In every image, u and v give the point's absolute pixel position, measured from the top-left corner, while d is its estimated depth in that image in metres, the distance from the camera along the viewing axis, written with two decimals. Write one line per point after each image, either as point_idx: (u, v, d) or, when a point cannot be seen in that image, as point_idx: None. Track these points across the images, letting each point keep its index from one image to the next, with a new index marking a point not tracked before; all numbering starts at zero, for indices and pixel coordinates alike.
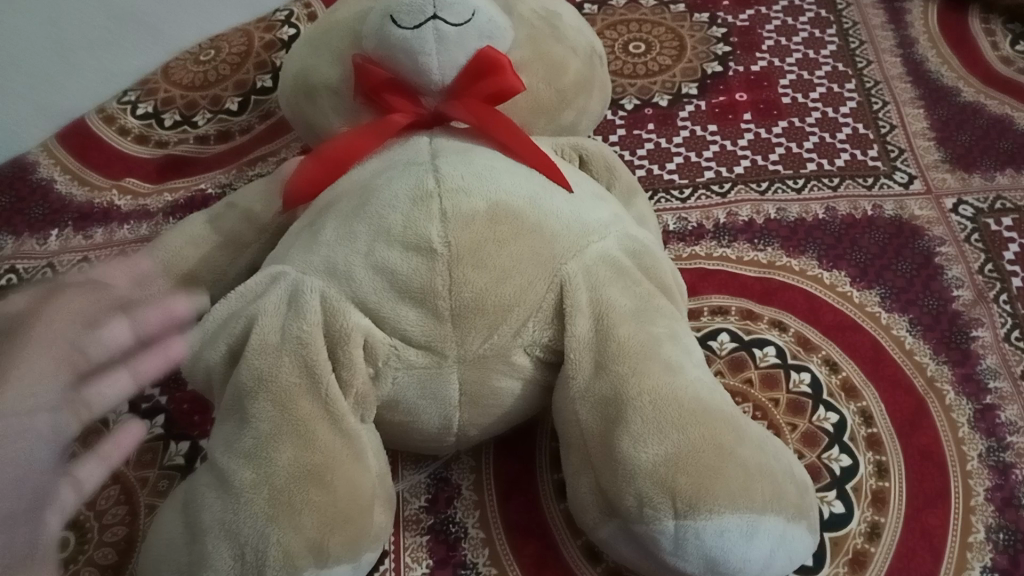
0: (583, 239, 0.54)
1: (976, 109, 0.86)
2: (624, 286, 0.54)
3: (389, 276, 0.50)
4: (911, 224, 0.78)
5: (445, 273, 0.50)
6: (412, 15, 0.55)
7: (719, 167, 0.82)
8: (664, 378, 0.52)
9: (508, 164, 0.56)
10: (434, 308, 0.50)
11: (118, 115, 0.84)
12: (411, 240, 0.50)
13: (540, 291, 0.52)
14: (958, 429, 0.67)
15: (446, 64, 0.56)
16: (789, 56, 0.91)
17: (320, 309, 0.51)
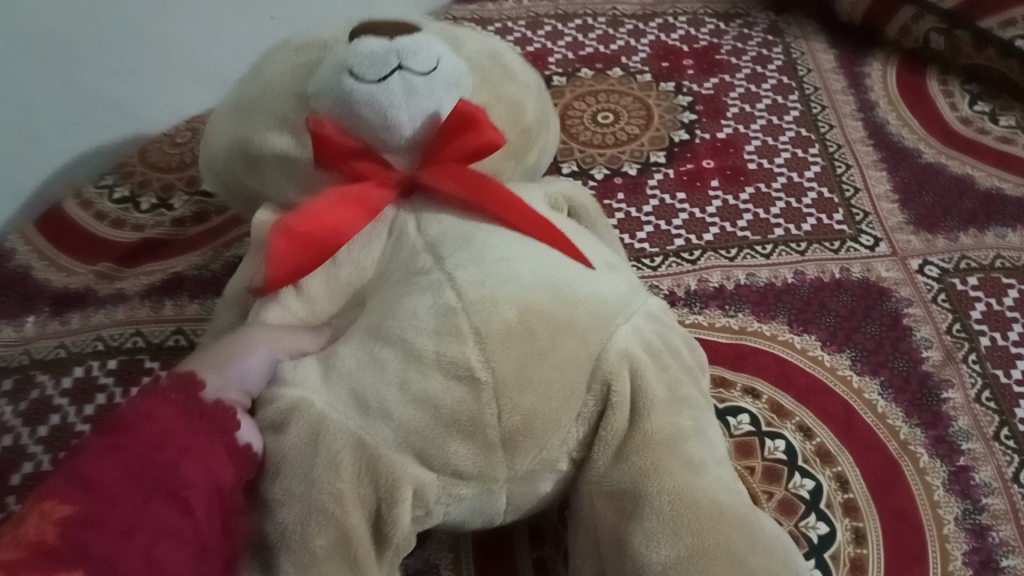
0: (613, 323, 0.50)
1: (936, 168, 0.90)
2: (659, 386, 0.50)
3: (432, 410, 0.46)
4: (878, 286, 0.80)
5: (493, 402, 0.46)
6: (375, 68, 0.50)
7: (689, 235, 0.84)
8: (689, 476, 0.49)
9: (516, 241, 0.51)
10: (478, 434, 0.46)
11: (94, 199, 0.85)
12: (450, 366, 0.46)
13: (572, 409, 0.48)
14: (933, 492, 0.68)
15: (418, 116, 0.51)
16: (752, 123, 0.95)
17: (347, 451, 0.46)
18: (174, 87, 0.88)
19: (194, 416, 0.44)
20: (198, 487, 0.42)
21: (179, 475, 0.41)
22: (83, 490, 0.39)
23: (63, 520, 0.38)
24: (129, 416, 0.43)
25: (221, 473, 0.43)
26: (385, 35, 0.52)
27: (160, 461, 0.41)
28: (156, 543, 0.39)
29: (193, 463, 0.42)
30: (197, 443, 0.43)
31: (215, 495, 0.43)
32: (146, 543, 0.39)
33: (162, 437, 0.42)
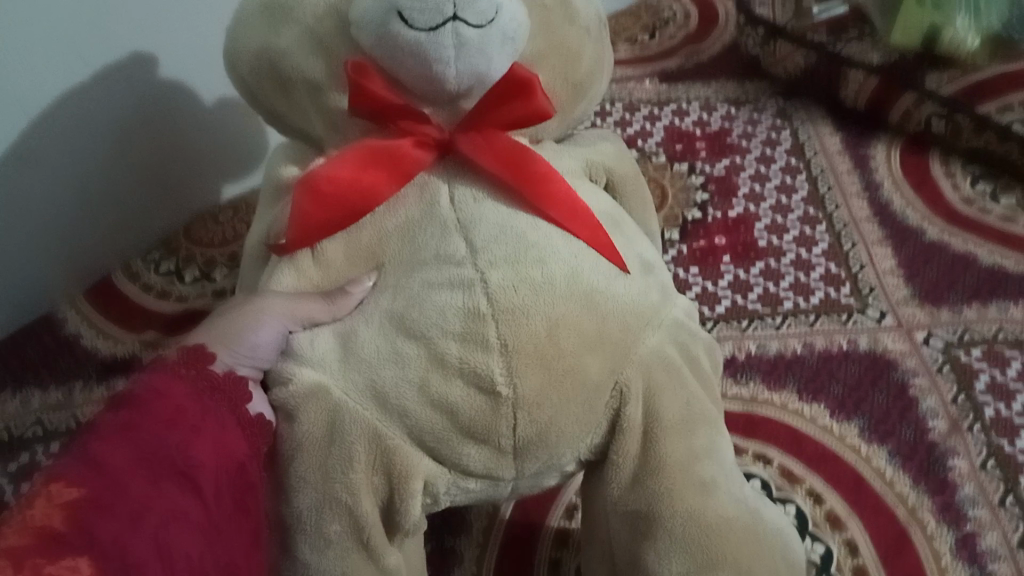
0: (637, 336, 0.52)
1: (941, 246, 0.91)
2: (668, 399, 0.52)
3: (450, 416, 0.48)
4: (884, 357, 0.82)
5: (510, 413, 0.49)
6: (427, 15, 0.49)
7: (700, 306, 0.87)
8: (693, 495, 0.52)
9: (545, 227, 0.52)
10: (493, 443, 0.49)
11: (142, 273, 0.89)
12: (470, 374, 0.48)
13: (588, 421, 0.51)
14: (941, 557, 0.69)
15: (465, 70, 0.51)
16: (762, 202, 0.97)
17: (365, 449, 0.48)
18: (206, 141, 0.89)
19: (206, 391, 0.47)
20: (207, 467, 0.44)
21: (188, 455, 0.44)
22: (94, 472, 0.41)
23: (70, 503, 0.40)
24: (144, 389, 0.45)
25: (233, 449, 0.46)
26: None
27: (170, 440, 0.43)
28: (166, 523, 0.41)
29: (203, 443, 0.45)
30: (208, 424, 0.46)
31: (226, 472, 0.45)
32: (156, 523, 0.41)
33: (174, 416, 0.45)
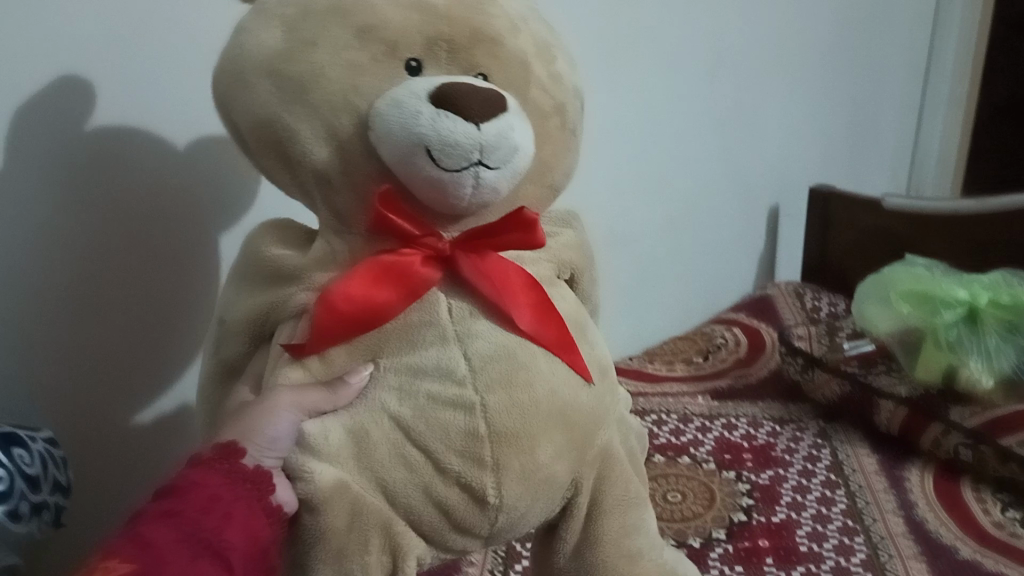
0: (596, 428, 0.56)
1: None
2: (593, 409, 0.56)
3: (441, 507, 0.52)
4: None
5: (496, 494, 0.52)
6: (456, 159, 0.49)
7: None
8: (619, 493, 0.57)
9: (528, 347, 0.54)
10: (478, 495, 0.52)
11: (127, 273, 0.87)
12: (468, 463, 0.51)
13: (568, 463, 0.54)
14: None
15: (476, 194, 0.52)
16: None
17: (353, 494, 0.51)
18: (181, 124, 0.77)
19: (238, 479, 0.50)
20: (236, 550, 0.47)
21: (223, 538, 0.47)
22: (141, 549, 0.44)
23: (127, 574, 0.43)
24: (178, 484, 0.48)
25: (260, 533, 0.49)
26: (472, 107, 0.49)
27: (206, 521, 0.47)
28: None
29: (236, 528, 0.48)
30: (238, 509, 0.48)
31: (254, 546, 0.48)
32: None
33: (210, 503, 0.48)
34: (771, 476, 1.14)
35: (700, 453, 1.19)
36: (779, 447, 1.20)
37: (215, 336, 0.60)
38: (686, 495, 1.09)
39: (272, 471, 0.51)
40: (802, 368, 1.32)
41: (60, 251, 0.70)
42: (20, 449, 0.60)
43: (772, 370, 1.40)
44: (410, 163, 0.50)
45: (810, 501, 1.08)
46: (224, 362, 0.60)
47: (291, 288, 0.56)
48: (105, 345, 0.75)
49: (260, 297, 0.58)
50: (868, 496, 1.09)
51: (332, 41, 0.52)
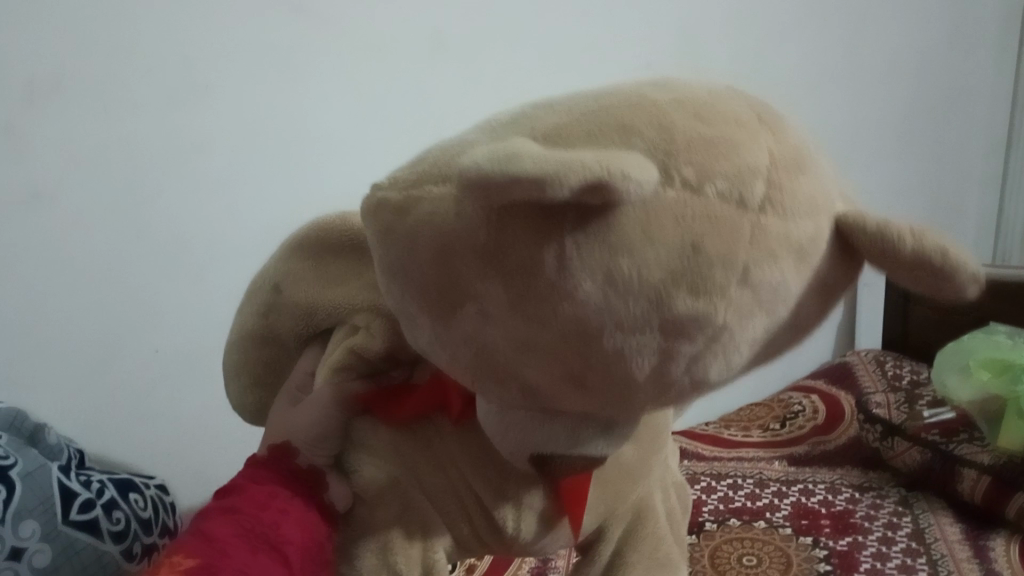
0: (648, 466, 0.48)
1: None
2: (634, 470, 0.47)
3: (459, 522, 0.44)
4: None
5: (512, 519, 0.44)
6: (501, 439, 0.40)
7: None
8: (649, 551, 0.49)
9: (532, 504, 0.44)
10: (495, 524, 0.44)
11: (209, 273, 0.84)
12: (495, 486, 0.43)
13: (594, 501, 0.46)
14: None
15: (520, 459, 0.41)
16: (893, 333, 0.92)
17: (400, 495, 0.43)
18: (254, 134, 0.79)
19: (291, 476, 0.44)
20: (297, 544, 0.40)
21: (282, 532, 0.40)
22: (204, 543, 0.38)
23: (185, 567, 0.37)
24: (229, 485, 0.44)
25: (317, 531, 0.42)
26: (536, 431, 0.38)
27: (263, 518, 0.41)
28: None
29: (295, 529, 0.41)
30: (293, 506, 0.42)
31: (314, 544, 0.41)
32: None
33: (266, 501, 0.42)
34: (851, 543, 1.07)
35: (777, 518, 1.13)
36: (858, 514, 1.14)
37: (265, 302, 0.48)
38: (763, 558, 1.04)
39: (321, 470, 0.44)
40: (882, 436, 1.26)
41: (80, 309, 0.72)
42: (136, 494, 0.66)
43: (852, 438, 1.33)
44: (538, 405, 0.37)
45: (889, 569, 1.02)
46: (265, 331, 0.48)
47: (361, 303, 0.46)
48: (127, 385, 0.77)
49: (322, 292, 0.47)
50: (951, 567, 1.02)
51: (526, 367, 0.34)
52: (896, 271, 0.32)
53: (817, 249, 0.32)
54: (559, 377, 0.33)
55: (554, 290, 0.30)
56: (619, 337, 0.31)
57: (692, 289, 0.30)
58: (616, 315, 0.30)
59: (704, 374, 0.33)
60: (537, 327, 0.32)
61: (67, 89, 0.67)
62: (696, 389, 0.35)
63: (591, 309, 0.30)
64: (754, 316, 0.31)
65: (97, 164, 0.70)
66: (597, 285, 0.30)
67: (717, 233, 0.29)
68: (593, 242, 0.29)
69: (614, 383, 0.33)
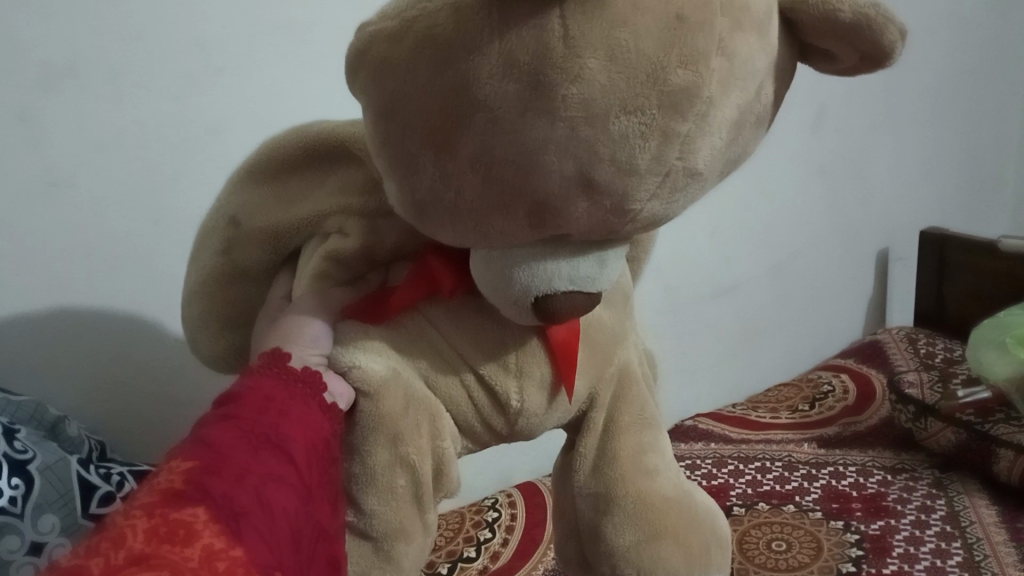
0: (622, 334, 0.48)
1: None
2: (616, 329, 0.48)
3: (461, 390, 0.44)
4: None
5: (515, 387, 0.44)
6: (498, 290, 0.40)
7: None
8: (635, 409, 0.47)
9: (528, 363, 0.44)
10: (499, 399, 0.45)
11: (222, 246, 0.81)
12: (492, 349, 0.44)
13: (588, 374, 0.46)
14: None
15: (518, 313, 0.41)
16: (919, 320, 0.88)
17: (403, 382, 0.43)
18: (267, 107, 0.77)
19: (288, 378, 0.41)
20: (298, 442, 0.38)
21: (281, 433, 0.38)
22: (201, 448, 0.36)
23: (184, 471, 0.34)
24: (229, 393, 0.40)
25: (322, 429, 0.40)
26: (535, 273, 0.39)
27: (262, 420, 0.38)
28: (264, 483, 0.35)
29: (296, 432, 0.39)
30: (296, 408, 0.40)
31: (320, 442, 0.40)
32: (255, 482, 0.35)
33: (265, 403, 0.39)
34: (883, 527, 1.04)
35: (807, 502, 1.10)
36: (891, 497, 1.11)
37: (223, 239, 0.46)
38: (792, 543, 1.01)
39: (319, 370, 0.43)
40: (914, 416, 1.21)
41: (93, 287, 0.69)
42: None
43: (884, 419, 1.29)
44: (544, 234, 0.38)
45: (923, 554, 0.98)
46: (234, 268, 0.47)
47: (329, 209, 0.45)
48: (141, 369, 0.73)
49: (280, 211, 0.46)
50: (987, 550, 0.99)
51: (548, 174, 0.35)
52: (828, 37, 0.38)
53: (758, 42, 0.36)
54: (567, 182, 0.35)
55: (560, 71, 0.33)
56: (626, 115, 0.33)
57: (681, 57, 0.33)
58: (620, 92, 0.33)
59: (695, 157, 0.36)
60: (547, 123, 0.33)
61: (79, 75, 0.65)
62: (687, 187, 0.37)
63: (597, 89, 0.33)
64: (727, 92, 0.35)
65: (114, 151, 0.68)
66: (601, 63, 0.32)
67: (696, 4, 0.33)
68: (591, 18, 0.32)
69: (620, 180, 0.35)
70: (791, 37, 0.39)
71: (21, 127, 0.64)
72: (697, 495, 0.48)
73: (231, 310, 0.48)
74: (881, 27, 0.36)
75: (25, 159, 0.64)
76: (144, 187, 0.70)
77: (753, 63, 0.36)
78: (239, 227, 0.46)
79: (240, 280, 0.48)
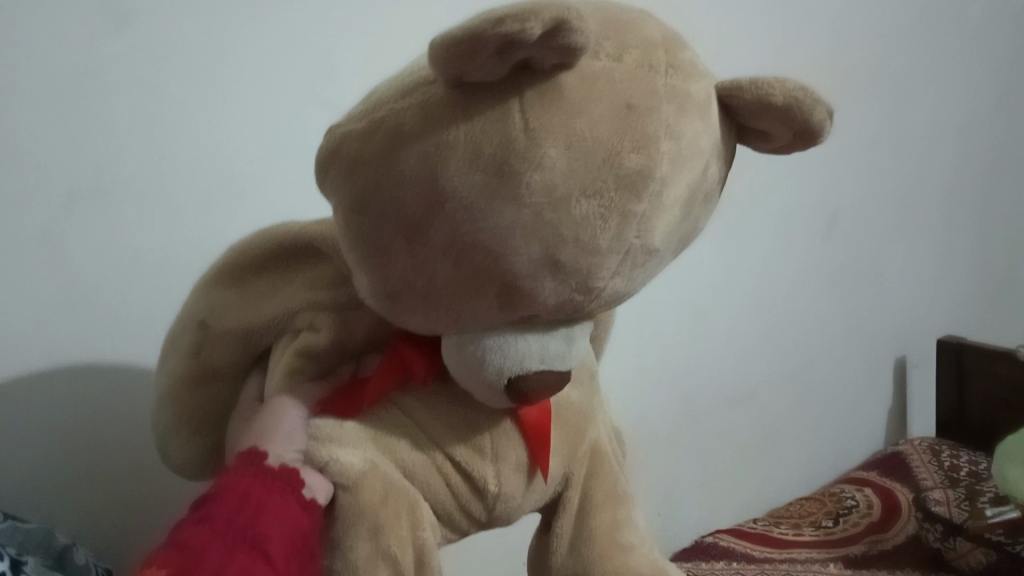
0: (592, 413, 0.50)
1: None
2: (586, 407, 0.49)
3: (439, 477, 0.44)
4: None
5: (493, 470, 0.45)
6: (472, 372, 0.39)
7: None
8: (610, 489, 0.49)
9: (504, 446, 0.45)
10: (477, 484, 0.45)
11: None
12: (468, 434, 0.44)
13: (561, 455, 0.47)
14: None
15: (493, 397, 0.40)
16: None
17: (380, 472, 0.42)
18: None
19: (264, 475, 0.39)
20: (277, 540, 0.36)
21: (259, 531, 0.36)
22: (178, 555, 0.34)
23: None
24: (206, 493, 0.38)
25: (301, 523, 0.38)
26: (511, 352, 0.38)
27: (237, 518, 0.36)
28: None
29: (274, 528, 0.37)
30: (275, 503, 0.38)
31: (297, 532, 0.38)
32: None
33: (241, 501, 0.37)
34: None
35: None
36: None
37: (193, 340, 0.46)
38: None
39: (296, 467, 0.40)
40: (942, 536, 1.14)
41: (100, 401, 0.65)
42: None
43: (910, 538, 1.23)
44: (515, 316, 0.38)
45: None
46: (205, 370, 0.46)
47: (299, 305, 0.45)
48: None
49: (249, 310, 0.46)
50: None
51: (516, 255, 0.35)
52: (765, 119, 0.39)
53: (704, 128, 0.37)
54: (535, 263, 0.35)
55: (523, 160, 0.33)
56: (587, 197, 0.34)
57: (634, 142, 0.34)
58: (581, 176, 0.34)
59: (652, 234, 0.37)
60: (513, 206, 0.34)
61: (104, 197, 0.63)
62: (646, 263, 0.38)
63: (559, 175, 0.34)
64: (679, 170, 0.36)
65: (131, 274, 0.65)
66: (561, 151, 0.34)
67: (643, 93, 0.35)
68: (549, 108, 0.33)
69: (585, 258, 0.36)
70: (731, 120, 0.40)
71: (41, 253, 0.61)
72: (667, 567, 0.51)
73: (197, 414, 0.47)
74: (810, 109, 0.37)
75: (46, 284, 0.61)
76: (155, 306, 0.67)
77: (701, 148, 0.37)
78: (208, 327, 0.46)
79: (207, 383, 0.47)
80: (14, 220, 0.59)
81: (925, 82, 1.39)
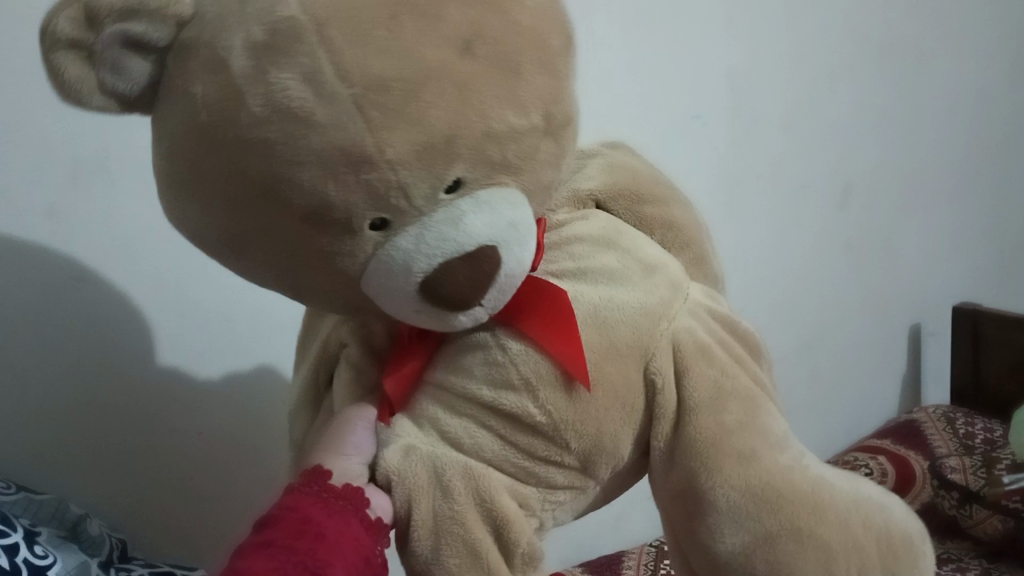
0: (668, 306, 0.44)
1: None
2: (644, 303, 0.43)
3: (482, 427, 0.41)
4: None
5: (535, 403, 0.41)
6: (391, 301, 0.37)
7: None
8: (710, 384, 0.43)
9: (534, 376, 0.41)
10: (527, 422, 0.41)
11: None
12: (499, 379, 0.41)
13: (623, 360, 0.42)
14: None
15: (417, 313, 0.37)
16: None
17: (423, 455, 0.41)
18: None
19: (328, 495, 0.39)
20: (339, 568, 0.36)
21: (320, 559, 0.35)
22: None
23: None
24: (268, 517, 0.37)
25: (363, 547, 0.37)
26: (399, 262, 0.35)
27: (298, 545, 0.35)
28: None
29: (337, 556, 0.36)
30: (336, 530, 0.37)
31: (361, 556, 0.37)
32: None
33: (302, 527, 0.36)
34: None
35: None
36: None
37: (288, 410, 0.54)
38: None
39: (362, 484, 0.41)
40: (959, 504, 1.13)
41: (110, 372, 0.64)
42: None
43: (925, 505, 1.22)
44: (346, 228, 0.35)
45: None
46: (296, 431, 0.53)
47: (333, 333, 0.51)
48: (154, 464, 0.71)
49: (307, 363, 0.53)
50: None
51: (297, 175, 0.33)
52: None
53: None
54: (304, 171, 0.33)
55: (194, 116, 0.33)
56: (258, 90, 0.32)
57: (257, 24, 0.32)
58: (230, 90, 0.32)
59: (364, 65, 0.32)
60: (228, 147, 0.33)
61: (107, 171, 0.62)
62: (411, 92, 0.33)
63: (224, 101, 0.32)
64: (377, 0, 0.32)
65: (137, 250, 0.64)
66: (206, 81, 0.32)
67: None
68: (186, 57, 0.33)
69: (325, 134, 0.32)
70: None
71: (50, 227, 0.60)
72: (808, 471, 0.44)
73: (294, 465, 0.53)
74: None
75: (54, 258, 0.60)
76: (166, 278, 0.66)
77: None
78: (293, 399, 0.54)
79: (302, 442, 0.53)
80: (18, 194, 0.58)
81: (938, 49, 1.37)
